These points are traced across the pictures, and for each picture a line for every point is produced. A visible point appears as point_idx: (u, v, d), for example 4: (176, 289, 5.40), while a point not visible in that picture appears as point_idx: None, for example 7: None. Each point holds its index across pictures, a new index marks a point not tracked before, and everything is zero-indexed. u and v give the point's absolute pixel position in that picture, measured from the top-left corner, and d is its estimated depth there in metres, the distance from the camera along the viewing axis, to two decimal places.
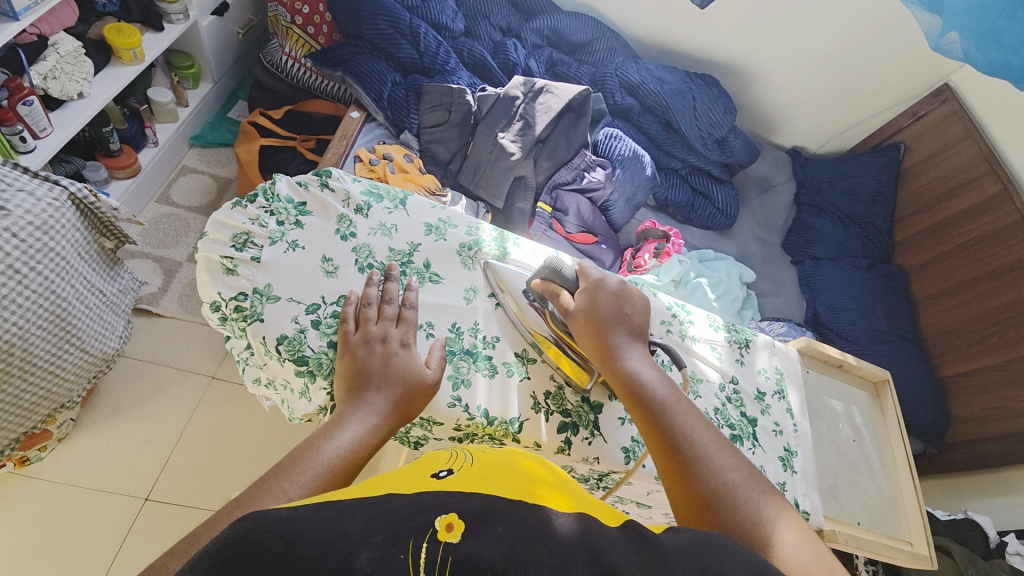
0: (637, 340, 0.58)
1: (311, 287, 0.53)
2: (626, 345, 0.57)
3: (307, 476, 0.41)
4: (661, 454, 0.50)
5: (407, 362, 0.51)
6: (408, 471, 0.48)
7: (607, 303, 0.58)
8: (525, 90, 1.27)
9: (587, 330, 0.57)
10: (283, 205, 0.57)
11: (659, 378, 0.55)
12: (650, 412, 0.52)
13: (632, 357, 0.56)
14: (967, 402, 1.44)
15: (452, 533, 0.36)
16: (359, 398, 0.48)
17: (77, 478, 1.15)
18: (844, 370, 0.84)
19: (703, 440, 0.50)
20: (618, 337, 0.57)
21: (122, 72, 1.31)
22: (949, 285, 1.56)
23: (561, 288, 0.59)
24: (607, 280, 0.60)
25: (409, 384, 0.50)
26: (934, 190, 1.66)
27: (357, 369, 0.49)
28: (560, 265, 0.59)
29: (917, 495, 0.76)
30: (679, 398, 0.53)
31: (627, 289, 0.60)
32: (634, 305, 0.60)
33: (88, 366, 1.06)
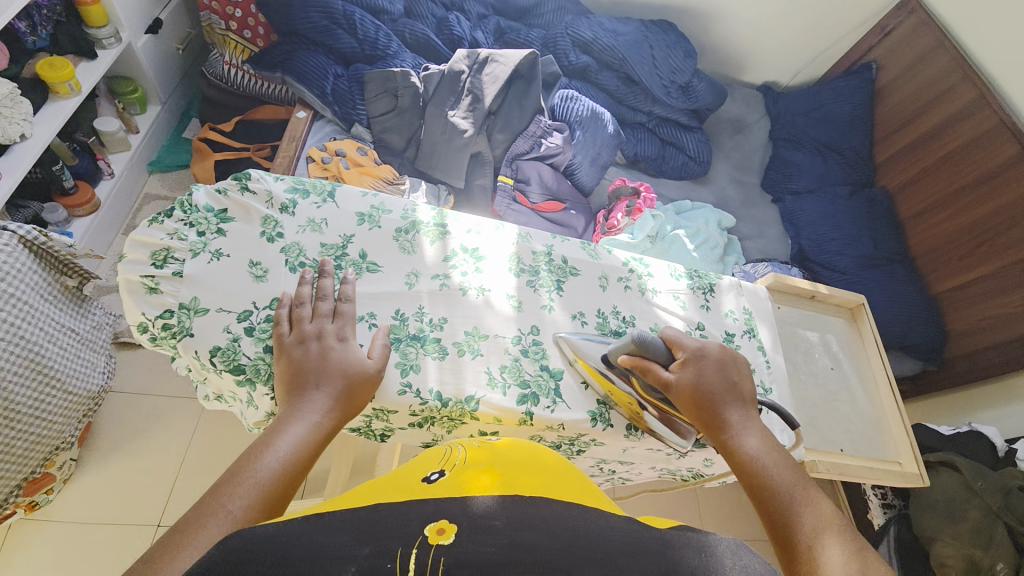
0: (749, 412, 0.57)
1: (241, 294, 0.52)
2: (737, 421, 0.56)
3: (246, 487, 0.40)
4: (779, 542, 0.47)
5: (345, 357, 0.50)
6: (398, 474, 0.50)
7: (712, 374, 0.58)
8: (470, 62, 1.22)
9: (688, 403, 0.57)
10: (203, 215, 0.55)
11: (777, 458, 0.52)
12: (767, 493, 0.50)
13: (745, 434, 0.55)
14: (964, 314, 1.42)
15: (444, 534, 0.37)
16: (298, 398, 0.47)
17: (88, 513, 1.17)
18: (817, 300, 0.82)
19: (823, 526, 0.46)
20: (728, 411, 0.56)
21: (62, 108, 1.28)
22: (934, 200, 1.52)
23: (652, 362, 0.58)
24: (706, 349, 0.60)
25: (350, 377, 0.49)
26: (911, 105, 1.61)
27: (294, 370, 0.48)
28: (649, 338, 0.57)
29: (901, 414, 0.75)
30: (799, 481, 0.50)
31: (727, 357, 0.60)
32: (739, 371, 0.60)
33: (75, 405, 1.07)
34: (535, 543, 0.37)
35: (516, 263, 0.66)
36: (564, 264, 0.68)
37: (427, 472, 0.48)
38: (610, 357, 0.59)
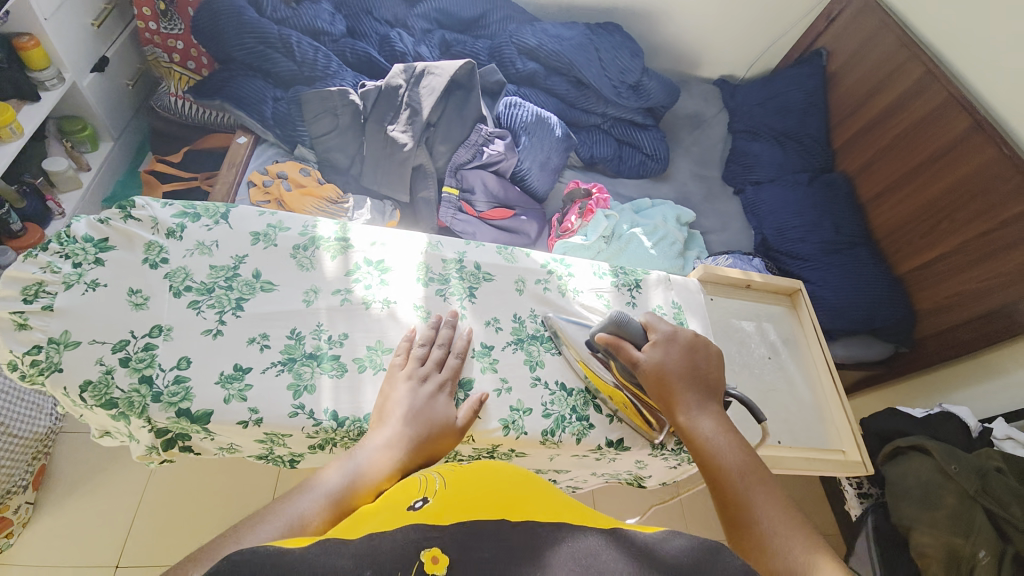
0: (712, 399, 0.58)
1: (116, 325, 0.50)
2: (701, 406, 0.56)
3: (310, 497, 0.44)
4: (731, 523, 0.50)
5: (438, 408, 0.53)
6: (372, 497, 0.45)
7: (680, 359, 0.59)
8: (407, 76, 1.22)
9: (655, 386, 0.57)
10: (80, 245, 0.53)
11: (737, 449, 0.54)
12: (722, 480, 0.52)
13: (704, 420, 0.55)
14: (930, 293, 1.40)
15: (439, 565, 0.35)
16: (381, 429, 0.50)
17: (43, 560, 1.13)
18: (753, 289, 0.80)
19: (775, 518, 0.48)
20: (690, 397, 0.57)
21: (2, 152, 1.25)
22: (893, 180, 1.50)
23: (627, 343, 0.59)
24: (676, 334, 0.60)
25: (436, 422, 0.52)
26: (861, 89, 1.61)
27: (385, 405, 0.52)
28: (625, 319, 0.58)
29: (841, 399, 0.73)
30: (755, 471, 0.52)
31: (693, 342, 0.60)
32: (707, 357, 0.60)
33: (23, 448, 1.04)
34: (396, 565, 0.35)
35: (424, 272, 0.64)
36: (477, 270, 0.66)
37: (413, 498, 0.43)
38: (590, 337, 0.61)
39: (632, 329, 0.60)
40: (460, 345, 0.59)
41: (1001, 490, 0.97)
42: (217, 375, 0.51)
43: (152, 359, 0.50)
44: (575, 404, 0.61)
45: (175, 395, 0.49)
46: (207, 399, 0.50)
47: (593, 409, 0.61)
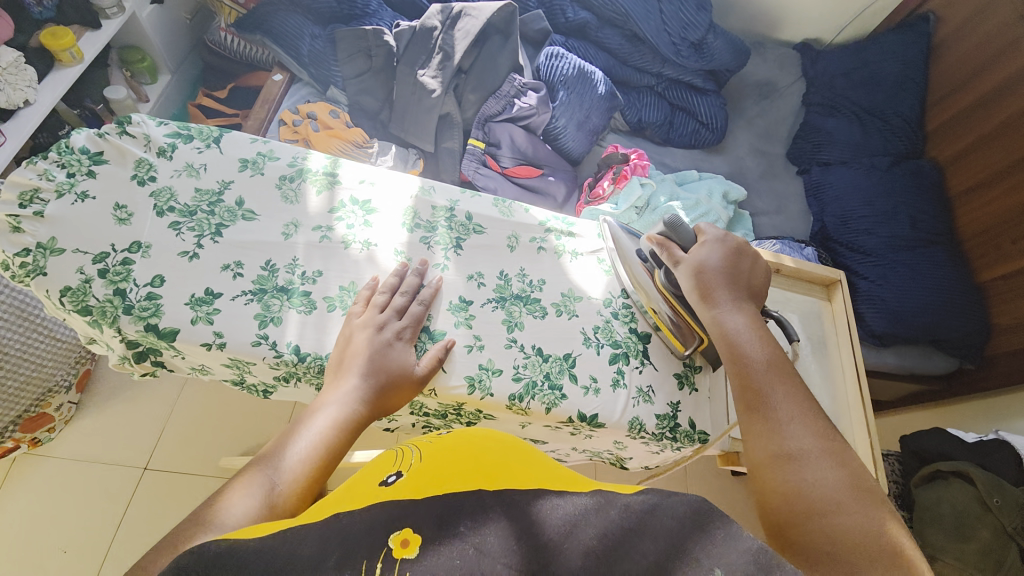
0: (750, 300, 0.57)
1: (100, 237, 0.52)
2: (733, 303, 0.56)
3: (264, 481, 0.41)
4: (744, 406, 0.51)
5: (401, 356, 0.52)
6: (360, 479, 0.45)
7: (721, 261, 0.58)
8: (443, 18, 1.16)
9: (693, 285, 0.57)
10: (76, 156, 0.55)
11: (761, 343, 0.53)
12: (741, 370, 0.52)
13: (732, 316, 0.55)
14: (1012, 307, 1.21)
15: (408, 549, 0.33)
16: (340, 384, 0.49)
17: (86, 452, 1.27)
18: (783, 275, 0.71)
19: (788, 404, 0.49)
20: (721, 296, 0.56)
21: (65, 75, 1.33)
22: (989, 174, 1.28)
23: (675, 245, 0.60)
24: (727, 239, 0.60)
25: (394, 375, 0.51)
26: (968, 64, 1.38)
27: (346, 356, 0.51)
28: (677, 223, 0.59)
29: (865, 408, 0.64)
30: (777, 365, 0.52)
31: (742, 249, 0.59)
32: (754, 270, 0.59)
33: (64, 351, 1.15)
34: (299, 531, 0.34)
35: (411, 218, 0.61)
36: (467, 221, 0.63)
37: (386, 475, 0.43)
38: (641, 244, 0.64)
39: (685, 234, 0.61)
40: (426, 294, 0.56)
41: None
42: (188, 296, 0.51)
43: (129, 273, 0.51)
44: (549, 371, 0.57)
45: (145, 310, 0.50)
46: (175, 318, 0.50)
47: (569, 378, 0.57)
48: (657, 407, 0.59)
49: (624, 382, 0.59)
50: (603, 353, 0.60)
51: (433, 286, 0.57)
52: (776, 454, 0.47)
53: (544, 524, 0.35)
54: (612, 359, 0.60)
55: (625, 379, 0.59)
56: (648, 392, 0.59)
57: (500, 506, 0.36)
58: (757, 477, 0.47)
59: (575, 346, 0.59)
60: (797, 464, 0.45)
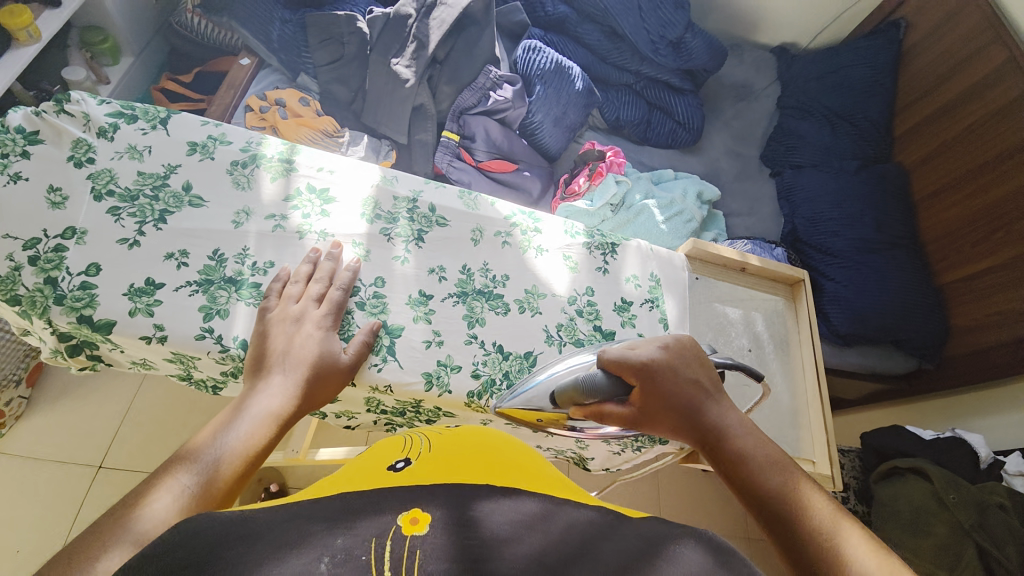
0: (708, 392, 0.54)
1: (31, 221, 0.48)
2: (697, 407, 0.53)
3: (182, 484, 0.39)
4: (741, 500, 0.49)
5: (324, 344, 0.50)
6: (367, 462, 0.45)
7: (670, 381, 0.53)
8: (418, 6, 1.13)
9: (656, 422, 0.53)
10: (10, 135, 0.51)
11: (737, 428, 0.52)
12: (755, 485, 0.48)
13: (723, 422, 0.52)
14: (969, 309, 1.25)
15: (418, 526, 0.33)
16: (263, 378, 0.47)
17: (36, 451, 1.20)
18: (749, 274, 0.72)
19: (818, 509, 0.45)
20: (700, 406, 0.53)
21: (16, 54, 1.25)
22: (951, 178, 1.33)
23: (603, 403, 0.52)
24: (651, 354, 0.54)
25: (319, 365, 0.49)
26: (934, 72, 1.42)
27: (263, 348, 0.48)
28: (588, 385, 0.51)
29: (824, 405, 0.65)
30: (786, 466, 0.49)
31: (674, 351, 0.55)
32: (688, 363, 0.55)
33: (12, 346, 1.08)
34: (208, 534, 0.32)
35: (371, 208, 0.59)
36: (430, 213, 0.61)
37: (395, 460, 0.43)
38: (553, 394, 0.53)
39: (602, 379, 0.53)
40: (344, 278, 0.54)
41: (998, 528, 0.88)
42: (126, 287, 0.48)
43: (62, 261, 0.48)
44: (509, 368, 0.56)
45: (79, 300, 0.47)
46: (112, 310, 0.47)
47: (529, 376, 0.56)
48: None
49: None
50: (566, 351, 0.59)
51: (353, 270, 0.54)
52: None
53: (488, 523, 0.34)
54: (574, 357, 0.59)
55: None
56: None
57: (441, 507, 0.35)
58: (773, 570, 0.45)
59: (537, 343, 0.58)
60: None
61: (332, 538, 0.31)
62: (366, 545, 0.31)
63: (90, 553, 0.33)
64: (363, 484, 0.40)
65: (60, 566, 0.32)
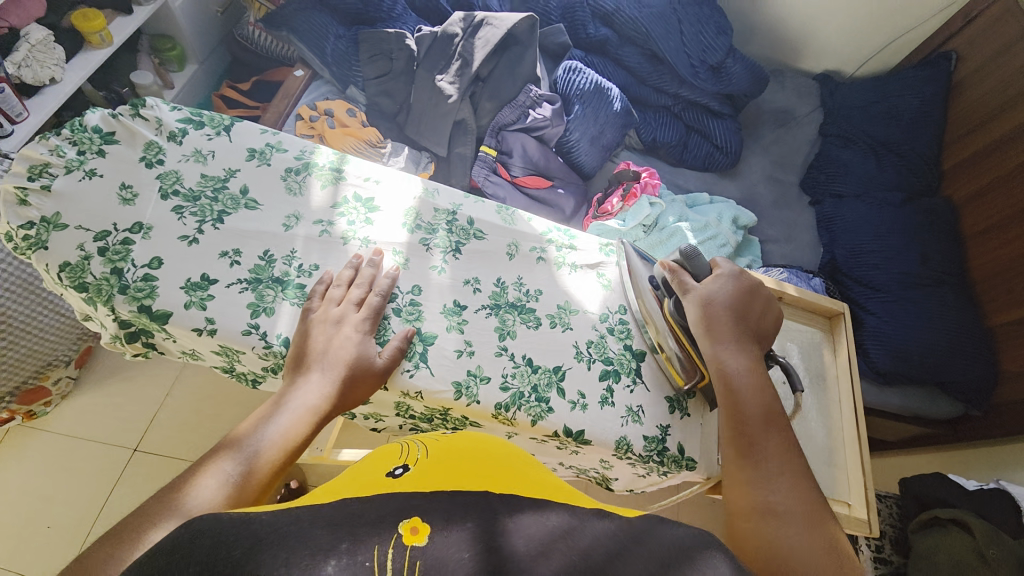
0: (758, 345, 0.57)
1: (102, 215, 0.52)
2: (741, 346, 0.55)
3: (220, 475, 0.41)
4: (735, 456, 0.52)
5: (361, 347, 0.51)
6: (360, 471, 0.46)
7: (738, 300, 0.57)
8: (465, 26, 1.17)
9: (702, 318, 0.56)
10: (88, 135, 0.55)
11: (763, 394, 0.54)
12: (738, 420, 0.53)
13: (741, 362, 0.55)
14: (1020, 354, 1.18)
15: (418, 536, 0.34)
16: (302, 375, 0.49)
17: (80, 430, 1.27)
18: (785, 303, 0.70)
19: (779, 461, 0.50)
20: (734, 337, 0.56)
21: (92, 57, 1.35)
22: (1003, 216, 1.27)
23: (687, 273, 0.59)
24: (740, 278, 0.59)
25: (354, 368, 0.50)
26: (989, 105, 1.37)
27: (303, 347, 0.50)
28: (695, 251, 0.59)
29: (861, 445, 0.63)
30: (773, 419, 0.53)
31: (755, 289, 0.58)
32: (764, 308, 0.58)
33: (66, 328, 1.15)
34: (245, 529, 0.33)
35: (413, 218, 0.61)
36: (469, 226, 0.63)
37: (392, 467, 0.44)
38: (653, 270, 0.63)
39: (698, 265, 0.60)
40: (383, 285, 0.55)
41: None
42: (183, 280, 0.52)
43: (127, 254, 0.51)
44: (537, 382, 0.56)
45: (140, 291, 0.50)
46: (169, 301, 0.50)
47: (557, 392, 0.56)
48: (646, 429, 0.58)
49: (613, 400, 0.58)
50: (594, 369, 0.58)
51: (392, 277, 0.56)
52: (760, 508, 0.48)
53: (509, 538, 0.34)
54: (602, 376, 0.59)
55: (615, 397, 0.58)
56: (638, 412, 0.58)
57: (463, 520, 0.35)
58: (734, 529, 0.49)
59: (566, 359, 0.58)
60: (774, 522, 0.47)
61: (334, 544, 0.33)
62: (370, 552, 0.32)
63: (134, 533, 0.37)
64: (360, 489, 0.40)
65: (111, 546, 0.36)
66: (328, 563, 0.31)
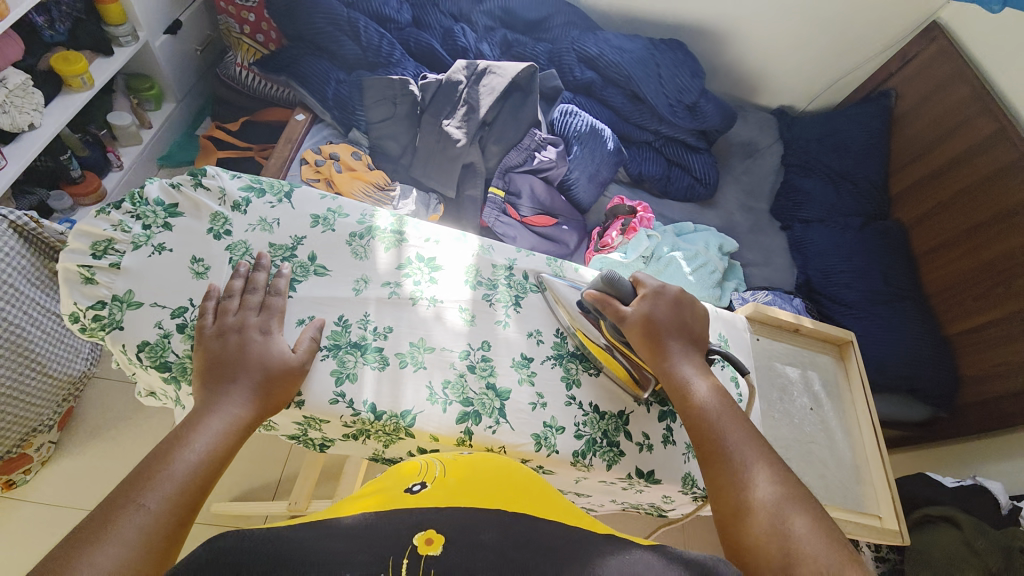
0: (695, 347, 0.59)
1: (177, 290, 0.51)
2: (681, 351, 0.58)
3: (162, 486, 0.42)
4: (705, 458, 0.53)
5: (265, 350, 0.49)
6: (384, 482, 0.51)
7: (666, 311, 0.59)
8: (468, 73, 1.23)
9: (641, 337, 0.58)
10: (151, 208, 0.55)
11: (712, 390, 0.56)
12: (699, 422, 0.54)
13: (685, 365, 0.57)
14: (976, 360, 1.33)
15: (431, 547, 0.39)
16: (217, 388, 0.47)
17: (64, 498, 1.17)
18: (802, 334, 0.78)
19: (746, 450, 0.52)
20: (673, 344, 0.58)
21: (73, 100, 1.30)
22: (950, 236, 1.44)
23: (615, 299, 0.60)
24: (665, 289, 0.61)
25: (269, 369, 0.49)
26: (925, 138, 1.56)
27: (213, 361, 0.48)
28: (616, 278, 0.60)
29: (883, 461, 0.70)
30: (730, 410, 0.55)
31: (681, 295, 0.61)
32: (693, 313, 0.61)
33: (55, 389, 1.09)
34: None
35: (473, 275, 0.64)
36: (524, 279, 0.66)
37: (413, 482, 0.49)
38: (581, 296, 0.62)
39: (622, 286, 0.61)
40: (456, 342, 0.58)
41: None
42: None
43: None
44: (606, 428, 0.60)
45: None
46: None
47: (624, 435, 0.60)
48: None
49: (674, 438, 0.62)
50: (653, 411, 0.62)
51: (284, 275, 0.55)
52: (741, 505, 0.49)
53: None
54: (661, 417, 0.62)
55: (675, 436, 0.62)
56: None
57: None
58: (729, 532, 0.49)
59: (627, 404, 0.62)
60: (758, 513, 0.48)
61: (355, 555, 0.38)
62: None
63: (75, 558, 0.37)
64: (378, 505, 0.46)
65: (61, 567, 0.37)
66: (346, 572, 0.36)
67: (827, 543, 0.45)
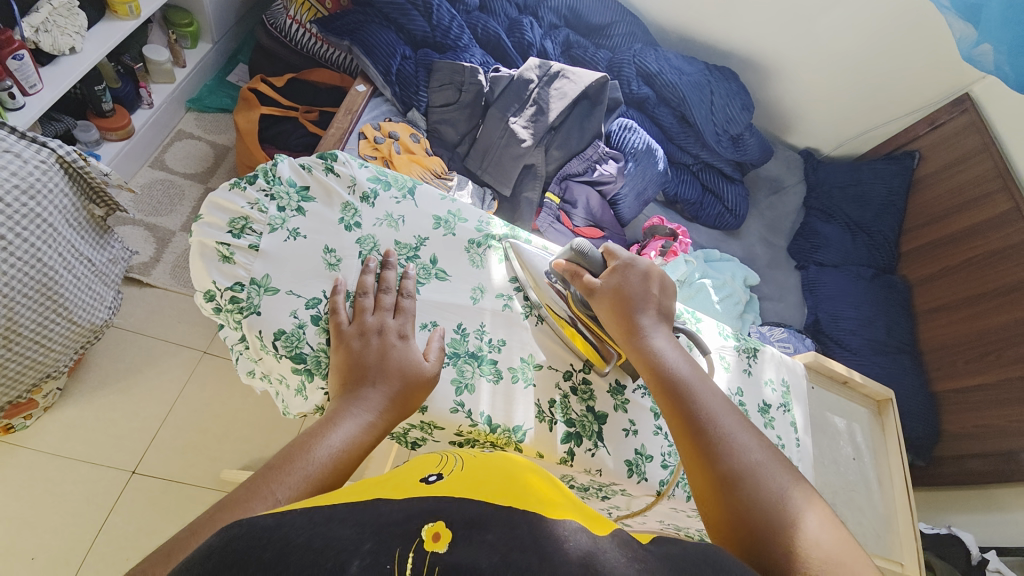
0: (663, 321, 0.61)
1: (313, 281, 0.55)
2: (651, 325, 0.60)
3: (296, 477, 0.42)
4: (681, 430, 0.53)
5: (404, 355, 0.52)
6: (401, 470, 0.47)
7: (636, 284, 0.61)
8: (540, 73, 1.21)
9: (611, 309, 0.60)
10: (285, 188, 0.58)
11: (684, 359, 0.57)
12: (675, 392, 0.55)
13: (658, 337, 0.59)
14: (960, 418, 1.45)
15: (438, 542, 0.35)
16: (354, 394, 0.49)
17: (63, 447, 1.13)
18: (848, 386, 0.84)
19: (724, 419, 0.53)
20: (644, 318, 0.60)
21: (117, 30, 1.21)
22: (951, 300, 1.54)
23: (583, 271, 0.62)
24: (636, 262, 0.62)
25: (407, 377, 0.51)
26: (945, 203, 1.61)
27: (353, 361, 0.51)
28: (587, 248, 0.61)
29: (911, 513, 0.78)
30: (702, 379, 0.56)
31: (651, 270, 0.62)
32: (659, 287, 0.62)
33: (76, 336, 1.02)
34: None
35: None
36: None
37: (428, 473, 0.45)
38: (550, 265, 0.64)
39: (592, 259, 0.62)
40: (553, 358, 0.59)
41: None
42: None
43: None
44: None
45: None
46: None
47: None
48: None
49: None
50: None
51: (411, 277, 0.58)
52: (725, 476, 0.49)
53: None
54: None
55: None
56: None
57: None
58: (711, 503, 0.49)
59: None
60: (745, 481, 0.48)
61: (360, 543, 0.34)
62: None
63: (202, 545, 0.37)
64: (391, 490, 0.42)
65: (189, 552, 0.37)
66: (353, 562, 0.33)
67: (819, 512, 0.47)
